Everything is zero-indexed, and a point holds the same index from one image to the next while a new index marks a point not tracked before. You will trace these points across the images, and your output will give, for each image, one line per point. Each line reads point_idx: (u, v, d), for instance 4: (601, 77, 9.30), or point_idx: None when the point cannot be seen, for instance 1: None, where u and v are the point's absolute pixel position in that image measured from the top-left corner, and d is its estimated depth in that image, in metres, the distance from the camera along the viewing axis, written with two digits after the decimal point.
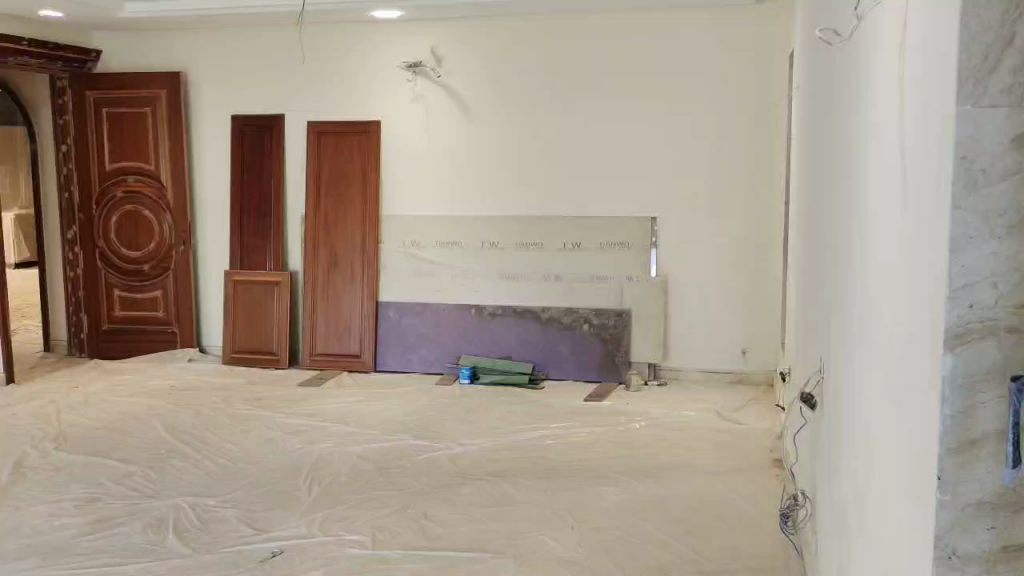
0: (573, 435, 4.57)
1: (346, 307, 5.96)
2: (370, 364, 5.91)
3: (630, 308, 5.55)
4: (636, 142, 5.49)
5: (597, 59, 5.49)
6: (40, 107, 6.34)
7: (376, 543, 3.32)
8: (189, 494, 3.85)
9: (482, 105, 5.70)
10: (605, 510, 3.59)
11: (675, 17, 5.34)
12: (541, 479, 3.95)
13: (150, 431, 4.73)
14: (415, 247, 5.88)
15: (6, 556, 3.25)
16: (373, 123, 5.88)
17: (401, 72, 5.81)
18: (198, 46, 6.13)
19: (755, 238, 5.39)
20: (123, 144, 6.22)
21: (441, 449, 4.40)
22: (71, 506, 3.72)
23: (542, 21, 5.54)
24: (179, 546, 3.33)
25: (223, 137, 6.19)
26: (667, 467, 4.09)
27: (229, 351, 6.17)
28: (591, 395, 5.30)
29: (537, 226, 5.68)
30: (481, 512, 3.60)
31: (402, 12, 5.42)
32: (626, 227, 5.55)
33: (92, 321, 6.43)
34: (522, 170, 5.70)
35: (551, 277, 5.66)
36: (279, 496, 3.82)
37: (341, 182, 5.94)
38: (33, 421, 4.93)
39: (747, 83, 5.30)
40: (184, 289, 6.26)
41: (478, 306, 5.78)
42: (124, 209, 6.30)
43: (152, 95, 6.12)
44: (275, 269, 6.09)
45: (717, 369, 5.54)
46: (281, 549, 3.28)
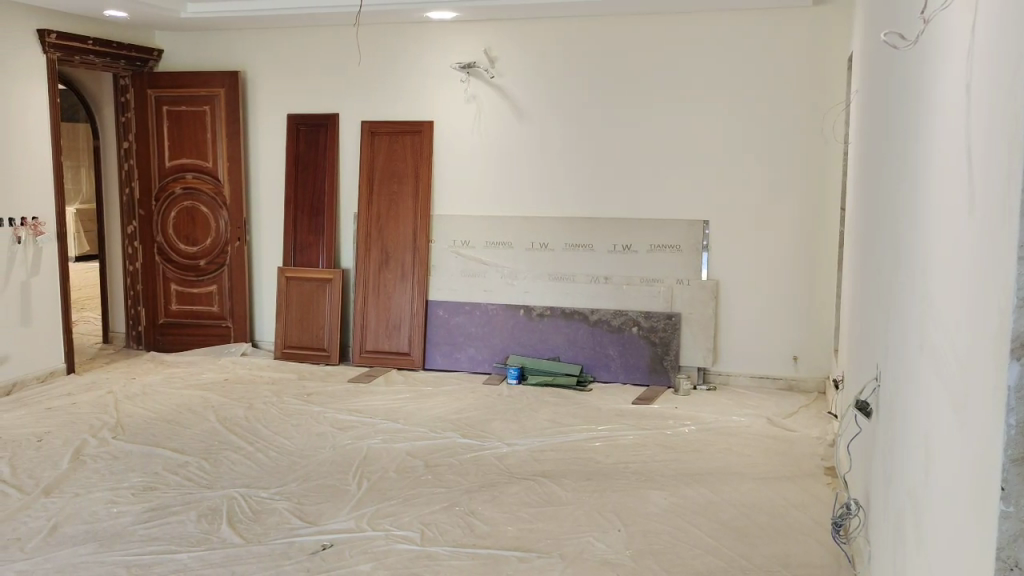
0: (621, 438, 4.56)
1: (396, 305, 6.01)
2: (419, 362, 5.96)
3: (679, 311, 5.52)
4: (689, 144, 5.46)
5: (650, 61, 5.47)
6: (104, 105, 6.51)
7: (424, 540, 3.34)
8: (241, 486, 3.92)
9: (535, 106, 5.71)
10: (653, 514, 3.58)
11: (730, 19, 5.30)
12: (588, 481, 3.95)
13: (205, 423, 4.83)
14: (466, 247, 5.92)
15: (66, 541, 3.34)
16: (425, 123, 5.92)
17: (455, 72, 5.85)
18: (256, 46, 6.24)
19: (810, 244, 5.32)
20: (182, 142, 6.34)
21: (489, 448, 4.42)
22: (128, 494, 3.81)
23: (596, 22, 5.53)
24: (232, 535, 3.40)
25: (279, 136, 6.28)
26: (715, 472, 4.05)
27: (281, 346, 6.27)
28: (640, 398, 5.28)
29: (588, 228, 5.68)
30: (529, 512, 3.61)
31: (456, 13, 5.45)
32: (676, 229, 5.52)
33: (149, 315, 6.58)
34: (573, 172, 5.69)
35: (601, 279, 5.65)
36: (328, 490, 3.87)
37: (394, 181, 6.00)
38: (93, 410, 5.06)
39: (803, 86, 5.23)
40: (238, 285, 6.37)
41: (527, 306, 5.80)
42: (181, 205, 6.43)
43: (211, 94, 6.22)
44: (327, 266, 6.16)
45: (767, 375, 5.49)
46: (331, 542, 3.33)
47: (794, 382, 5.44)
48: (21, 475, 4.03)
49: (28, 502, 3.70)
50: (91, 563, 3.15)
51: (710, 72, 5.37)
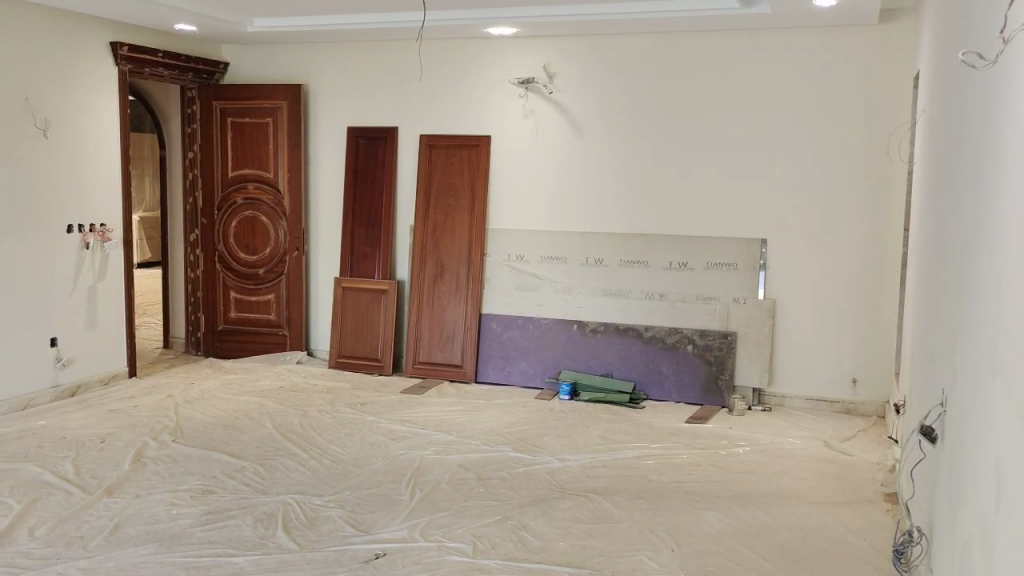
0: (674, 456, 4.52)
1: (450, 318, 6.05)
2: (472, 375, 5.98)
3: (735, 330, 5.47)
4: (747, 162, 5.42)
5: (711, 79, 5.43)
6: (171, 115, 6.68)
7: (476, 552, 3.35)
8: (297, 492, 3.98)
9: (593, 122, 5.72)
10: (706, 534, 3.54)
11: (793, 36, 5.25)
12: (641, 499, 3.92)
13: (261, 429, 4.91)
14: (521, 260, 5.93)
15: (127, 541, 3.42)
16: (483, 137, 5.97)
17: (514, 87, 5.89)
18: (319, 60, 6.35)
19: (871, 265, 5.23)
20: (245, 152, 6.47)
21: (541, 462, 4.41)
22: (187, 497, 3.89)
23: (657, 38, 5.51)
24: (287, 541, 3.44)
25: (339, 148, 6.38)
26: (771, 495, 3.99)
27: (336, 355, 6.34)
28: (693, 417, 5.22)
29: (644, 244, 5.65)
30: (580, 528, 3.60)
31: (516, 29, 5.48)
32: (733, 247, 5.47)
33: (208, 322, 6.72)
34: (630, 188, 5.68)
35: (656, 296, 5.62)
36: (381, 499, 3.90)
37: (450, 195, 6.05)
38: (153, 412, 5.18)
39: (868, 105, 5.16)
40: (295, 294, 6.48)
41: (581, 322, 5.79)
42: (242, 214, 6.55)
43: (274, 105, 6.34)
44: (383, 277, 6.24)
45: (824, 397, 5.40)
46: (384, 552, 3.35)
47: (851, 406, 5.34)
48: (84, 474, 4.14)
49: (90, 501, 3.80)
50: (150, 564, 3.22)
51: (771, 90, 5.33)
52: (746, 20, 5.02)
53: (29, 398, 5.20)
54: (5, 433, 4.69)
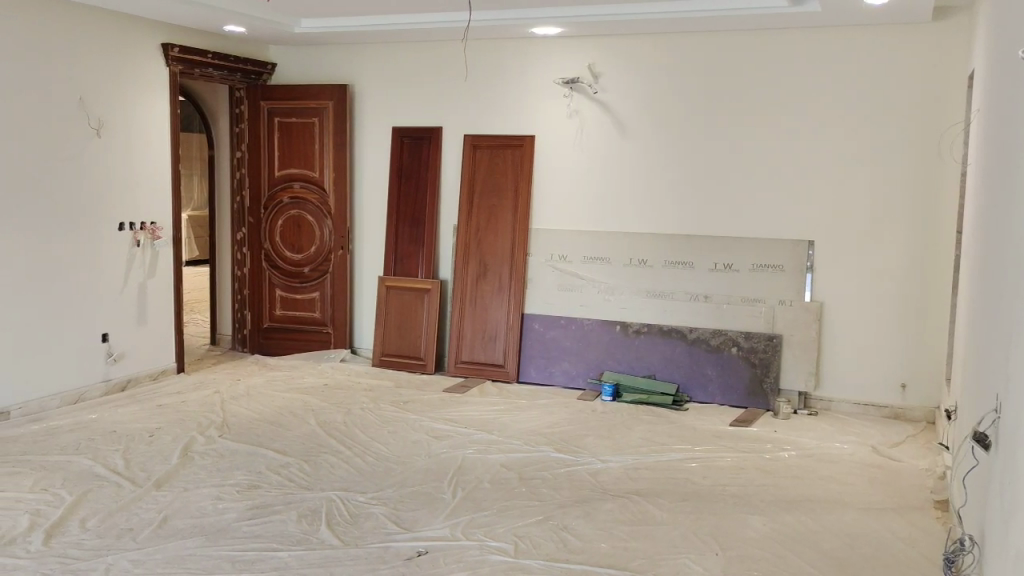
0: (717, 459, 4.48)
1: (492, 317, 6.06)
2: (513, 375, 5.99)
3: (781, 333, 5.40)
4: (795, 163, 5.35)
5: (758, 78, 5.37)
6: (220, 115, 6.77)
7: (517, 552, 3.35)
8: (340, 489, 4.01)
9: (638, 122, 5.69)
10: (750, 539, 3.50)
11: (843, 35, 5.16)
12: (684, 502, 3.89)
13: (305, 425, 4.96)
14: (564, 261, 5.92)
15: (175, 534, 3.48)
16: (526, 137, 5.97)
17: (558, 87, 5.88)
18: (365, 60, 6.40)
19: (921, 267, 5.13)
20: (292, 152, 6.54)
21: (582, 463, 4.40)
22: (233, 491, 3.94)
23: (704, 37, 5.47)
24: (331, 537, 3.47)
25: (384, 148, 6.43)
26: (817, 500, 3.94)
27: (379, 354, 6.39)
28: (737, 420, 5.17)
29: (688, 246, 5.61)
30: (623, 530, 3.58)
31: (561, 28, 5.47)
32: (780, 249, 5.40)
33: (254, 319, 6.81)
34: (674, 189, 5.64)
35: (700, 297, 5.57)
36: (423, 498, 3.91)
37: (494, 194, 6.06)
38: (200, 408, 5.26)
39: (921, 105, 5.06)
40: (339, 293, 6.54)
41: (624, 323, 5.76)
42: (288, 213, 6.62)
43: (320, 106, 6.41)
44: (426, 276, 6.27)
45: (871, 402, 5.31)
46: (426, 550, 3.37)
47: (900, 411, 5.25)
48: (134, 468, 4.22)
49: (140, 494, 3.87)
50: (198, 557, 3.27)
51: (820, 89, 5.25)
52: (796, 19, 4.95)
53: (81, 392, 5.31)
54: (58, 425, 4.80)
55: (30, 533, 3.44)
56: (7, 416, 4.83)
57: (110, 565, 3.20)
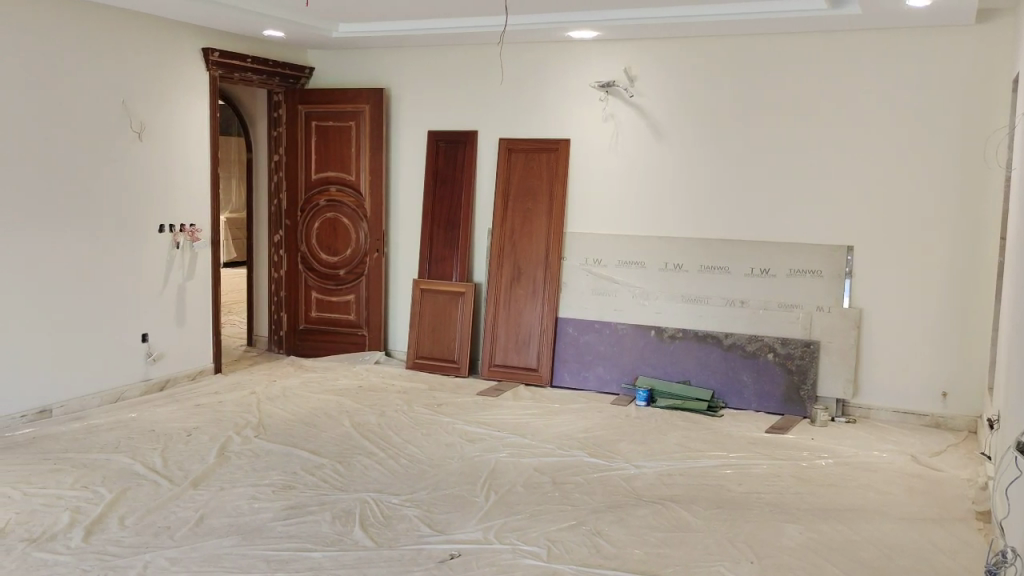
0: (753, 466, 4.44)
1: (526, 321, 6.06)
2: (547, 379, 5.97)
3: (818, 339, 5.33)
4: (834, 167, 5.29)
5: (798, 81, 5.32)
6: (258, 119, 6.85)
7: (550, 556, 3.35)
8: (374, 490, 4.03)
9: (674, 125, 5.66)
10: (786, 547, 3.46)
11: (884, 38, 5.09)
12: (719, 509, 3.85)
13: (339, 427, 4.99)
14: (598, 265, 5.90)
15: (211, 533, 3.52)
16: (562, 141, 5.97)
17: (594, 91, 5.87)
18: (402, 64, 6.44)
19: (963, 273, 5.05)
20: (328, 155, 6.59)
21: (616, 468, 4.38)
22: (269, 491, 3.98)
23: (742, 40, 5.42)
24: (364, 538, 3.49)
25: (420, 151, 6.46)
26: (855, 509, 3.88)
27: (413, 356, 6.41)
28: (773, 427, 5.11)
29: (724, 250, 5.56)
30: (657, 536, 3.56)
31: (597, 32, 5.46)
32: (818, 254, 5.34)
33: (290, 320, 6.86)
34: (711, 193, 5.60)
35: (737, 302, 5.53)
36: (456, 501, 3.92)
37: (529, 198, 6.06)
38: (237, 408, 5.32)
39: (964, 109, 4.98)
40: (374, 295, 6.58)
41: (659, 328, 5.73)
42: (325, 216, 6.68)
43: (357, 109, 6.45)
44: (461, 279, 6.29)
45: (911, 411, 5.23)
46: (459, 553, 3.37)
47: (941, 420, 5.16)
48: (172, 467, 4.27)
49: (177, 493, 3.92)
50: (233, 555, 3.30)
51: (860, 93, 5.19)
52: (836, 22, 4.90)
53: (121, 392, 5.39)
54: (98, 424, 4.88)
55: (71, 530, 3.50)
56: (49, 414, 4.92)
57: (148, 562, 3.24)
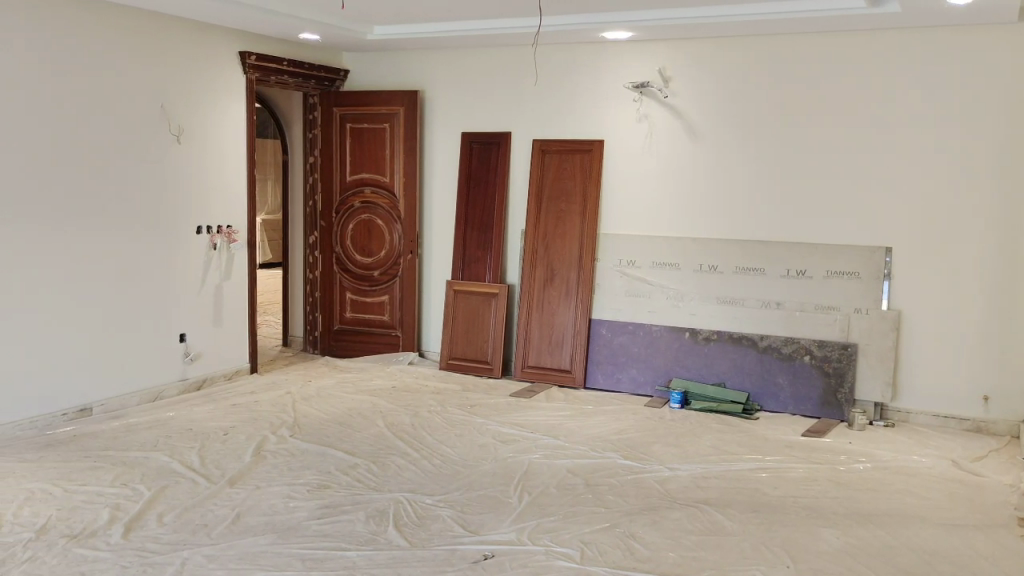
0: (789, 469, 4.39)
1: (560, 322, 6.04)
2: (580, 380, 5.96)
3: (856, 342, 5.26)
4: (873, 167, 5.22)
5: (835, 81, 5.26)
6: (294, 121, 6.91)
7: (584, 558, 3.33)
8: (408, 491, 4.04)
9: (708, 126, 5.62)
10: (824, 552, 3.41)
11: (924, 36, 5.02)
12: (755, 512, 3.82)
13: (374, 427, 5.02)
14: (632, 266, 5.87)
15: (247, 531, 3.55)
16: (595, 142, 5.95)
17: (628, 91, 5.85)
18: (436, 66, 6.47)
19: (1006, 274, 4.96)
20: (363, 157, 6.63)
21: (650, 470, 4.36)
22: (304, 490, 4.01)
23: (778, 39, 5.37)
24: (398, 538, 3.50)
25: (454, 153, 6.48)
26: (894, 514, 3.82)
27: (446, 357, 6.43)
28: (809, 430, 5.05)
29: (760, 252, 5.51)
30: (692, 539, 3.53)
31: (632, 32, 5.44)
32: (856, 256, 5.27)
33: (325, 321, 6.92)
34: (746, 194, 5.55)
35: (773, 304, 5.47)
36: (490, 502, 3.92)
37: (563, 199, 6.05)
38: (273, 408, 5.37)
39: (1007, 108, 4.89)
40: (408, 296, 6.61)
41: (694, 330, 5.69)
42: (359, 218, 6.72)
43: (391, 111, 6.49)
44: (494, 280, 6.29)
45: (952, 415, 5.14)
46: (493, 553, 3.37)
47: (983, 424, 5.07)
48: (209, 465, 4.33)
49: (214, 491, 3.96)
50: (269, 554, 3.33)
51: (899, 92, 5.11)
52: (875, 20, 4.85)
53: (159, 391, 5.47)
54: (138, 422, 4.95)
55: (111, 527, 3.55)
56: (90, 412, 5.02)
57: (186, 559, 3.28)
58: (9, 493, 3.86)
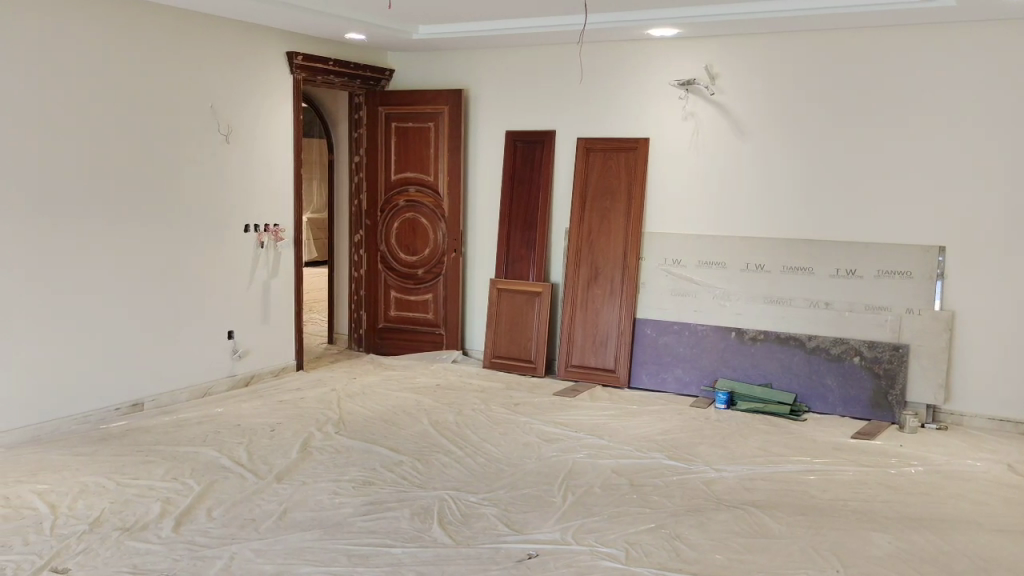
0: (838, 472, 4.32)
1: (604, 322, 6.02)
2: (624, 380, 5.92)
3: (907, 342, 5.16)
4: (926, 165, 5.11)
5: (887, 77, 5.16)
6: (340, 121, 6.96)
7: (629, 559, 3.31)
8: (452, 488, 4.05)
9: (756, 123, 5.55)
10: (874, 557, 3.35)
11: (981, 30, 4.90)
12: (803, 515, 3.76)
13: (419, 425, 5.04)
14: (678, 265, 5.82)
15: (294, 526, 3.59)
16: (641, 140, 5.91)
17: (674, 89, 5.80)
18: (482, 65, 6.48)
19: None
20: (408, 156, 6.67)
21: (696, 471, 4.31)
22: (350, 486, 4.05)
23: (827, 35, 5.28)
24: (443, 536, 3.51)
25: (499, 152, 6.49)
26: (947, 519, 3.74)
27: (490, 356, 6.44)
28: (859, 432, 4.97)
29: (809, 251, 5.43)
30: (739, 541, 3.49)
31: (679, 29, 5.40)
32: (908, 255, 5.17)
33: (370, 320, 6.96)
34: (794, 192, 5.48)
35: (822, 304, 5.39)
36: (534, 501, 3.91)
37: (608, 197, 6.01)
38: (319, 405, 5.42)
39: None
40: (453, 295, 6.63)
41: (740, 330, 5.62)
42: (404, 216, 6.75)
43: (436, 111, 6.51)
44: (538, 279, 6.28)
45: (1007, 418, 5.02)
46: (537, 553, 3.36)
47: None
48: (257, 461, 4.38)
49: (262, 486, 4.01)
50: (316, 549, 3.36)
51: (953, 88, 5.00)
52: (928, 15, 4.75)
53: (208, 387, 5.55)
54: (188, 418, 5.03)
55: (162, 520, 3.61)
56: (141, 407, 5.12)
57: (234, 553, 3.32)
58: (64, 486, 3.94)
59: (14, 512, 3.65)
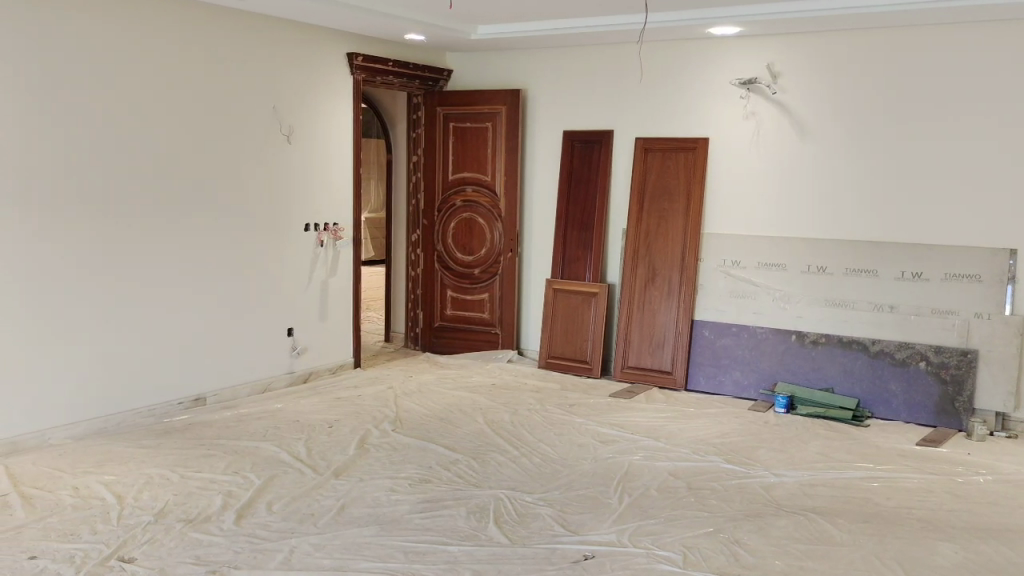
0: (902, 479, 4.21)
1: (661, 323, 5.97)
2: (681, 382, 5.86)
3: (976, 348, 5.02)
4: (998, 165, 4.95)
5: (957, 75, 5.02)
6: (398, 121, 7.02)
7: (686, 563, 3.28)
8: (507, 488, 4.06)
9: (819, 122, 5.45)
10: (940, 567, 3.27)
11: None
12: (866, 523, 3.68)
13: (473, 423, 5.06)
14: (737, 266, 5.75)
15: (351, 522, 3.63)
16: (700, 140, 5.85)
17: (734, 89, 5.72)
18: (540, 65, 6.47)
19: None
20: (465, 156, 6.69)
21: (755, 475, 4.25)
22: (406, 484, 4.08)
23: (894, 32, 5.16)
24: (499, 535, 3.51)
25: (556, 152, 6.48)
26: (1019, 530, 3.62)
27: (545, 356, 6.43)
28: (924, 439, 4.84)
29: (873, 253, 5.32)
30: (798, 547, 3.43)
31: (739, 28, 5.33)
32: (978, 259, 5.03)
33: (426, 319, 7.00)
34: (857, 193, 5.37)
35: (886, 307, 5.27)
36: (589, 502, 3.90)
37: (666, 197, 5.96)
38: (376, 402, 5.47)
39: None
40: (508, 295, 6.64)
41: (801, 332, 5.53)
42: (461, 216, 6.77)
43: (494, 111, 6.53)
44: (594, 280, 6.26)
45: None
46: (593, 554, 3.35)
47: None
48: (315, 456, 4.44)
49: (321, 481, 4.07)
50: (373, 545, 3.40)
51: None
52: (995, 11, 4.62)
53: (268, 383, 5.65)
54: (248, 413, 5.12)
55: (223, 513, 3.68)
56: (203, 402, 5.22)
57: (293, 547, 3.37)
58: (130, 477, 4.05)
59: (83, 502, 3.76)
